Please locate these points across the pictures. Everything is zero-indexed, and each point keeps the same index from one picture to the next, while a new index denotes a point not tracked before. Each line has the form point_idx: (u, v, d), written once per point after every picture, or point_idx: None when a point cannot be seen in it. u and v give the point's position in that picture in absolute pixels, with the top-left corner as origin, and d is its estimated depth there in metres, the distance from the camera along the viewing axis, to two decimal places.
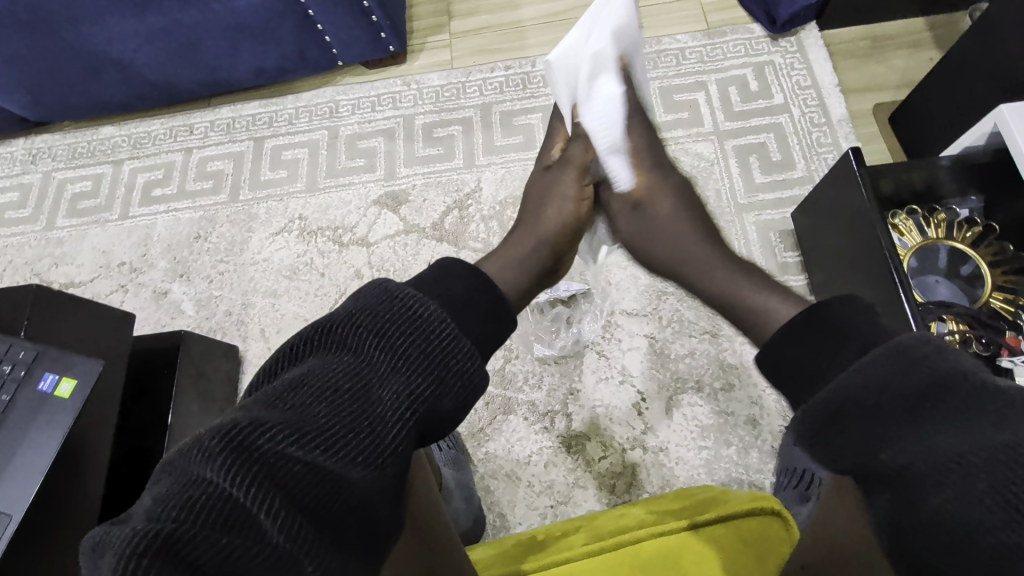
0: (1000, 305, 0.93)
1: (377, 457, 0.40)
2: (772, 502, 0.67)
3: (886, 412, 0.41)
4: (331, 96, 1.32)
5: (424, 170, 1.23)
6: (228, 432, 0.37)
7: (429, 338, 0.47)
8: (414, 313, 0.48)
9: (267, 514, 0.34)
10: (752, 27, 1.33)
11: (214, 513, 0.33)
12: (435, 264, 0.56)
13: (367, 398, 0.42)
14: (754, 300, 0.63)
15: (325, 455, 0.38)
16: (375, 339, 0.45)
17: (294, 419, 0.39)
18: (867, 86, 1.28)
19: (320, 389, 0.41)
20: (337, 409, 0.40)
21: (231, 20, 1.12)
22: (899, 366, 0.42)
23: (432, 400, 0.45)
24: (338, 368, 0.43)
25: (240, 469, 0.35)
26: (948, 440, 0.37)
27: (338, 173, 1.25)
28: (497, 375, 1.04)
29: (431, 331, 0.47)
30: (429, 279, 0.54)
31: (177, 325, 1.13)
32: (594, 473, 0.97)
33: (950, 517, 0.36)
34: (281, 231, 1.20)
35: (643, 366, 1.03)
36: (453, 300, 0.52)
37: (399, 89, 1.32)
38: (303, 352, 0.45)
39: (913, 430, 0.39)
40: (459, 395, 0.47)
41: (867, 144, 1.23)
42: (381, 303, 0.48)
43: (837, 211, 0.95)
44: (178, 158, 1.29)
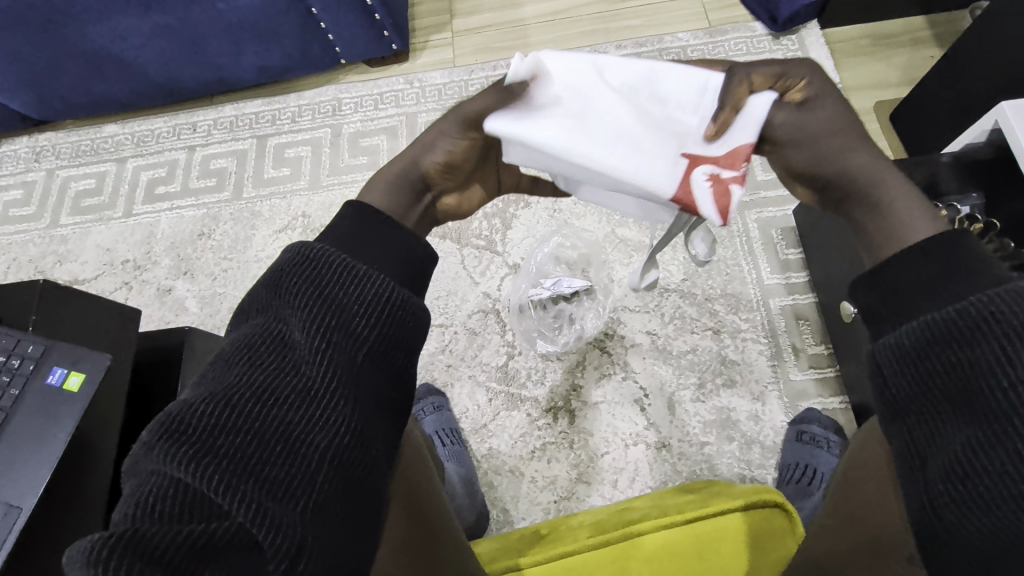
0: None
1: (321, 418, 0.38)
2: (778, 495, 0.68)
3: (940, 391, 0.38)
4: (335, 94, 1.33)
5: None
6: (164, 422, 0.36)
7: (353, 287, 0.43)
8: (326, 265, 0.43)
9: (217, 493, 0.34)
10: (754, 26, 1.34)
11: (170, 504, 0.34)
12: (338, 216, 0.50)
13: (290, 359, 0.40)
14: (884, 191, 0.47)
15: (266, 421, 0.37)
16: (286, 298, 0.42)
17: (224, 395, 0.37)
18: (868, 84, 1.29)
19: (249, 361, 0.39)
20: (257, 374, 0.38)
21: (235, 18, 1.13)
22: (972, 317, 0.36)
23: (362, 341, 0.42)
24: (265, 337, 0.40)
25: (175, 454, 0.35)
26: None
27: (341, 171, 1.25)
28: (500, 372, 1.05)
29: (347, 277, 0.43)
30: (345, 233, 0.48)
31: (182, 322, 1.14)
32: (596, 468, 0.97)
33: (1001, 478, 0.34)
34: (284, 229, 1.21)
35: (645, 363, 1.04)
36: (377, 257, 0.47)
37: (401, 87, 1.33)
38: (231, 330, 0.44)
39: (999, 375, 0.35)
40: (403, 334, 0.44)
41: None
42: (289, 260, 0.44)
43: None
44: (181, 156, 1.29)
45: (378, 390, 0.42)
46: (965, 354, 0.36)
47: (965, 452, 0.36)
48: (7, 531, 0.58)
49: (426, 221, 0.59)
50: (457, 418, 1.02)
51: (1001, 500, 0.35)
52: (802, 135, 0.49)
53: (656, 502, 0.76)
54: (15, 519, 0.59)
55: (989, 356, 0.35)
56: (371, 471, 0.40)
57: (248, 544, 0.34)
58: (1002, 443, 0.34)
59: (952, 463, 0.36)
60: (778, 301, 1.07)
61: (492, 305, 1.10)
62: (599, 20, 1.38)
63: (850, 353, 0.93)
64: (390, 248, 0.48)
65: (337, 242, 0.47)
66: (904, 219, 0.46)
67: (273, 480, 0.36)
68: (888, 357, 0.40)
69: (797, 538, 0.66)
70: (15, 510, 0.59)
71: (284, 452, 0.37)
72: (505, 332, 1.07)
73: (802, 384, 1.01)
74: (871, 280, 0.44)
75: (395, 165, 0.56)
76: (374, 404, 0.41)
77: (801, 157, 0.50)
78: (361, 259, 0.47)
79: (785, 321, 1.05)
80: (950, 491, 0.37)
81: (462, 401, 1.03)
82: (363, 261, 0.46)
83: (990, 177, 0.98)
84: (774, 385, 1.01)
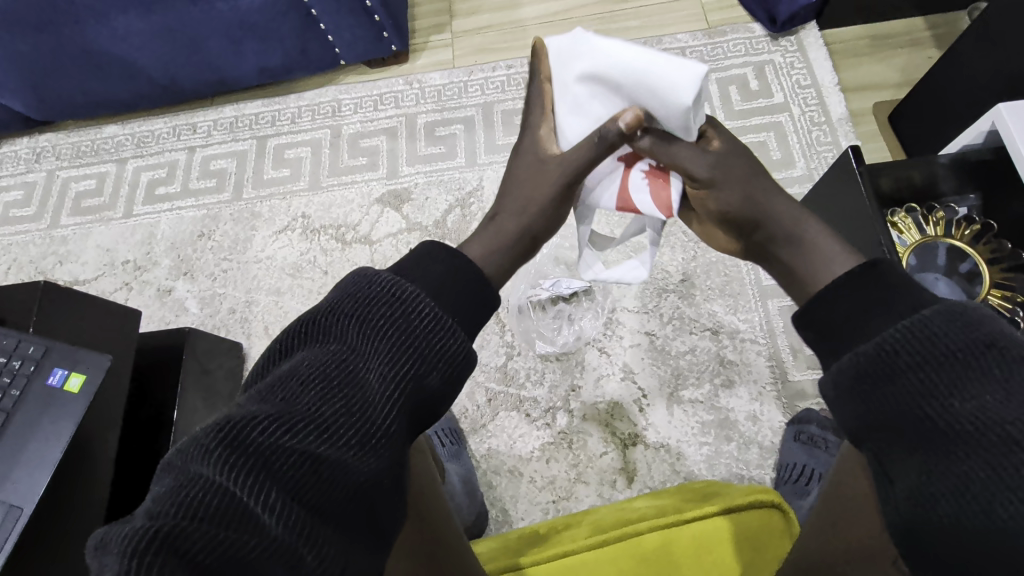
0: (998, 302, 0.94)
1: (369, 443, 0.40)
2: (773, 495, 0.68)
3: (902, 401, 0.40)
4: (335, 95, 1.33)
5: (426, 168, 1.25)
6: (222, 428, 0.37)
7: (409, 319, 0.46)
8: (410, 306, 0.46)
9: (266, 507, 0.35)
10: (753, 26, 1.35)
11: (212, 510, 0.34)
12: (415, 250, 0.53)
13: (360, 392, 0.41)
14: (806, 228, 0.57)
15: (322, 444, 0.38)
16: (363, 330, 0.44)
17: (284, 410, 0.38)
18: (867, 85, 1.29)
19: (308, 379, 0.41)
20: (326, 398, 0.40)
21: (235, 19, 1.13)
22: (924, 326, 0.41)
23: (423, 382, 0.45)
24: (327, 357, 0.42)
25: (234, 463, 0.36)
26: (993, 404, 0.36)
27: (340, 172, 1.25)
28: (499, 372, 1.05)
29: (431, 323, 0.46)
30: (406, 264, 0.51)
31: (182, 322, 1.14)
32: (595, 469, 0.97)
33: (970, 486, 0.36)
34: (284, 229, 1.21)
35: (644, 363, 1.04)
36: (432, 287, 0.50)
37: (401, 88, 1.33)
38: (292, 346, 0.45)
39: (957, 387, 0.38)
40: (449, 371, 0.47)
41: (866, 143, 1.24)
42: (358, 287, 0.47)
43: (842, 208, 0.96)
44: (182, 157, 1.29)
45: (409, 423, 0.45)
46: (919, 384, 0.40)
47: (937, 462, 0.38)
48: (8, 531, 0.58)
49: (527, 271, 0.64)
50: (456, 418, 1.02)
51: (966, 518, 0.36)
52: (726, 176, 0.58)
53: (656, 503, 0.75)
54: (17, 519, 0.59)
55: (940, 384, 0.39)
56: (391, 495, 0.43)
57: (285, 559, 0.35)
58: (973, 453, 0.36)
59: (926, 476, 0.38)
60: (777, 302, 1.07)
61: None
62: (599, 21, 1.39)
63: None
64: (449, 287, 0.50)
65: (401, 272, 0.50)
66: (828, 253, 0.54)
67: (317, 499, 0.37)
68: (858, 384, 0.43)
69: (791, 536, 0.66)
70: (16, 510, 0.59)
71: (331, 474, 0.38)
72: (505, 332, 1.07)
73: (800, 385, 1.01)
74: (811, 312, 0.50)
75: (503, 229, 0.59)
76: (406, 437, 0.44)
77: (731, 198, 0.58)
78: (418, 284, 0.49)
79: (783, 321, 1.06)
80: (918, 513, 0.39)
81: (461, 402, 1.04)
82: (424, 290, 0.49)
83: (987, 178, 0.98)
84: (773, 386, 1.01)
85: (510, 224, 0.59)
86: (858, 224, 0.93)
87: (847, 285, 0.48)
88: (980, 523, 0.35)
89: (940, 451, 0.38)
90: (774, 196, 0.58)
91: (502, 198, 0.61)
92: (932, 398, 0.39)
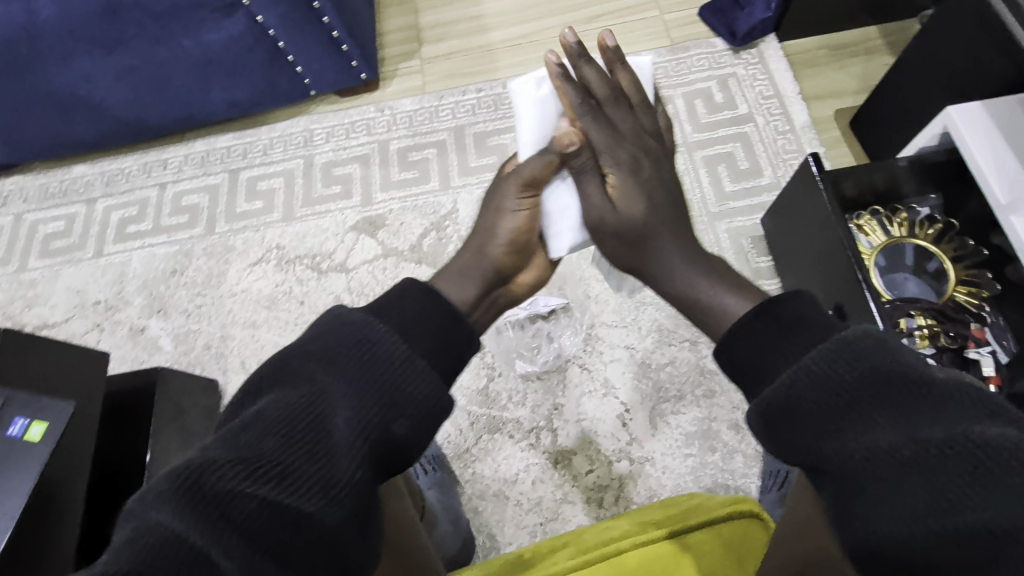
0: (965, 299, 0.96)
1: (335, 491, 0.39)
2: (746, 503, 0.69)
3: (831, 413, 0.42)
4: (306, 125, 1.34)
5: (400, 194, 1.25)
6: (184, 474, 0.36)
7: (382, 362, 0.45)
8: (381, 346, 0.46)
9: (220, 554, 0.34)
10: (715, 41, 1.39)
11: (166, 555, 0.33)
12: (397, 287, 0.54)
13: (326, 438, 0.40)
14: (706, 284, 0.61)
15: (281, 488, 0.37)
16: (334, 372, 0.44)
17: (247, 455, 0.38)
18: (827, 92, 1.33)
19: (274, 423, 0.40)
20: (291, 442, 0.39)
21: (202, 55, 1.14)
22: (845, 348, 0.43)
23: (392, 428, 0.44)
24: (295, 400, 0.41)
25: (193, 508, 0.35)
26: (890, 436, 0.38)
27: (315, 201, 1.25)
28: (481, 395, 1.04)
29: (401, 364, 0.46)
30: (385, 300, 0.52)
31: (155, 362, 1.12)
32: (581, 489, 0.96)
33: (884, 501, 0.37)
34: (259, 262, 1.20)
35: (626, 377, 1.04)
36: (408, 324, 0.50)
37: (373, 115, 1.35)
38: (262, 387, 0.44)
39: (879, 410, 0.40)
40: (423, 418, 0.46)
41: (830, 148, 1.27)
42: (335, 329, 0.47)
43: (806, 214, 0.98)
44: (153, 194, 1.28)
45: (378, 471, 0.44)
46: (827, 419, 0.42)
47: (858, 471, 0.39)
48: None
49: (492, 308, 0.67)
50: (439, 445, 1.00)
51: (880, 522, 0.37)
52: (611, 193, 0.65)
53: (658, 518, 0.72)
54: None
55: (843, 420, 0.41)
56: (360, 546, 0.41)
57: None
58: (889, 467, 0.37)
59: (854, 489, 0.39)
60: None
61: None
62: None
63: None
64: (421, 323, 0.50)
65: (380, 307, 0.51)
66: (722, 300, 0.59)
67: (272, 543, 0.36)
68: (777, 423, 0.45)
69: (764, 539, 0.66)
70: None
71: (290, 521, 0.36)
72: (486, 352, 1.07)
73: None
74: (734, 344, 0.52)
75: (467, 263, 0.66)
76: (374, 489, 0.43)
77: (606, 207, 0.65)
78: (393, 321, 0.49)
79: None
80: (852, 525, 0.38)
81: (443, 427, 1.02)
82: (397, 326, 0.49)
83: (948, 178, 1.01)
84: None
85: (477, 258, 0.66)
86: (821, 229, 0.95)
87: (765, 319, 0.51)
88: (892, 528, 0.36)
89: (854, 464, 0.39)
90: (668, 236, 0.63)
91: (475, 231, 0.68)
92: (838, 431, 0.41)
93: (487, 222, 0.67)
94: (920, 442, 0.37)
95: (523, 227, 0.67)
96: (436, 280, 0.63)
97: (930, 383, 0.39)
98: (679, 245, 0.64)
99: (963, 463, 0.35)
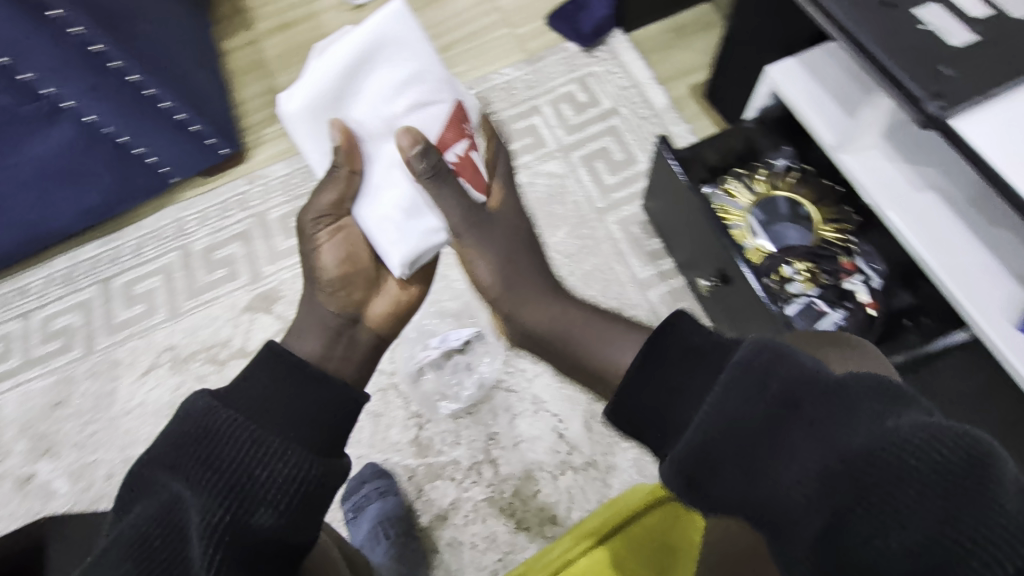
0: (833, 236, 1.02)
1: None
2: (664, 488, 0.68)
3: (744, 445, 0.37)
4: (176, 214, 1.27)
5: (289, 262, 1.21)
6: None
7: (246, 446, 0.44)
8: (233, 432, 0.45)
9: None
10: (566, 46, 1.44)
11: None
12: (257, 356, 0.57)
13: (178, 559, 0.38)
14: (605, 348, 0.64)
15: None
16: (194, 468, 0.43)
17: None
18: (679, 72, 1.41)
19: (122, 551, 0.37)
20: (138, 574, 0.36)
21: (34, 170, 1.06)
22: (743, 365, 0.40)
23: (258, 525, 0.41)
24: (144, 519, 0.39)
25: None
26: (813, 460, 0.33)
27: (200, 291, 1.19)
28: (414, 445, 1.01)
29: (257, 450, 0.44)
30: (261, 380, 0.55)
31: (52, 508, 1.01)
32: (533, 513, 0.95)
33: (829, 544, 0.31)
34: (151, 369, 1.12)
35: (553, 389, 1.03)
36: (290, 407, 0.53)
37: (245, 188, 1.30)
38: (128, 503, 0.43)
39: (790, 428, 0.35)
40: (302, 501, 0.44)
41: (693, 123, 1.34)
42: (192, 423, 0.46)
43: (676, 197, 0.98)
44: (17, 326, 1.17)
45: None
46: (746, 451, 0.36)
47: (793, 517, 0.33)
48: None
49: (356, 346, 0.69)
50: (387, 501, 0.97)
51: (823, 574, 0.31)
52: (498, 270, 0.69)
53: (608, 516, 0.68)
54: None
55: (762, 451, 0.36)
56: None
57: None
58: (822, 499, 0.32)
59: (791, 537, 0.33)
60: (657, 290, 1.12)
61: (388, 381, 1.05)
62: None
63: (728, 316, 0.98)
64: (302, 401, 0.54)
65: (252, 394, 0.53)
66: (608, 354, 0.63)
67: None
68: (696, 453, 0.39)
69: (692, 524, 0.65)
70: None
71: None
72: (409, 401, 1.04)
73: None
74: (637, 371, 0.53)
75: (312, 319, 0.68)
76: None
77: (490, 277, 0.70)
78: (269, 413, 0.51)
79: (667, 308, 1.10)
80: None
81: None
82: (276, 420, 0.51)
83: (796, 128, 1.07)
84: None
85: (311, 310, 0.69)
86: (693, 211, 0.95)
87: (652, 349, 0.53)
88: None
89: (787, 503, 0.33)
90: (569, 312, 0.69)
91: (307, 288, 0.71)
92: (766, 469, 0.35)
93: (314, 298, 0.69)
94: (842, 455, 0.32)
95: (349, 277, 0.69)
96: (286, 341, 0.67)
97: (835, 388, 0.35)
98: (578, 307, 0.69)
99: (901, 472, 0.30)
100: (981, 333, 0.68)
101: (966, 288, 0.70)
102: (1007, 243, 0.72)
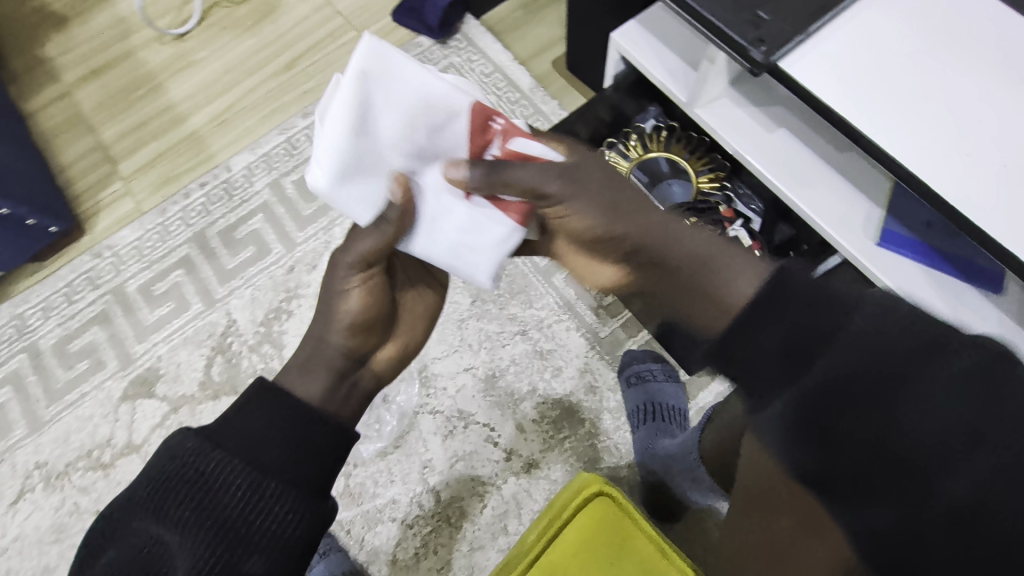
0: (707, 186, 1.02)
1: None
2: (594, 484, 0.61)
3: (868, 403, 0.34)
4: (11, 311, 1.11)
5: (160, 336, 1.10)
6: None
7: (224, 496, 0.41)
8: (211, 482, 0.42)
9: None
10: (419, 40, 1.34)
11: None
12: (255, 390, 0.48)
13: None
14: (717, 262, 0.46)
15: None
16: (163, 519, 0.41)
17: None
18: (541, 46, 1.34)
19: None
20: None
21: None
22: (876, 326, 0.35)
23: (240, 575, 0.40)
24: (122, 564, 0.40)
25: None
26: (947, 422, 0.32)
27: (61, 393, 1.06)
28: (345, 497, 0.94)
29: (240, 503, 0.42)
30: (231, 416, 0.47)
31: None
32: (483, 529, 0.91)
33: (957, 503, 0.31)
34: (21, 496, 1.01)
35: (478, 399, 0.98)
36: (258, 442, 0.45)
37: (91, 264, 1.15)
38: (102, 544, 0.42)
39: (922, 386, 0.33)
40: (284, 551, 0.42)
41: (563, 97, 1.30)
42: (170, 464, 0.43)
43: None
44: None
45: None
46: (866, 402, 0.34)
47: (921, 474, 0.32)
48: None
49: (358, 394, 0.53)
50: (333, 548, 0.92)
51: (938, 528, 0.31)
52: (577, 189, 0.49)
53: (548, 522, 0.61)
54: None
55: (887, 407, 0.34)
56: None
57: None
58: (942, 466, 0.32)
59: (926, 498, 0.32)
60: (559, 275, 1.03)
61: None
62: (271, 94, 1.29)
63: None
64: (275, 447, 0.45)
65: (221, 432, 0.45)
66: (729, 270, 0.45)
67: None
68: (832, 373, 0.35)
69: (634, 512, 0.60)
70: None
71: None
72: None
73: (612, 334, 0.99)
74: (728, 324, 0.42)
75: (309, 358, 0.52)
76: None
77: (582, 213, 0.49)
78: (248, 450, 0.44)
79: (575, 288, 1.02)
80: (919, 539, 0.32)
81: None
82: (236, 451, 0.44)
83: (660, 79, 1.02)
84: (595, 349, 0.99)
85: (319, 349, 0.52)
86: None
87: (788, 298, 0.39)
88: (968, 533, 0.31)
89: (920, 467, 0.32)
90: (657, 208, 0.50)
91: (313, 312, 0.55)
92: (889, 425, 0.33)
93: (317, 327, 0.54)
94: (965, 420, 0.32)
95: (370, 317, 0.53)
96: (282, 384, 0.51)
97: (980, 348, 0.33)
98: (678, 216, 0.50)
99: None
100: (859, 262, 0.66)
101: (835, 222, 0.68)
102: (861, 167, 0.70)
